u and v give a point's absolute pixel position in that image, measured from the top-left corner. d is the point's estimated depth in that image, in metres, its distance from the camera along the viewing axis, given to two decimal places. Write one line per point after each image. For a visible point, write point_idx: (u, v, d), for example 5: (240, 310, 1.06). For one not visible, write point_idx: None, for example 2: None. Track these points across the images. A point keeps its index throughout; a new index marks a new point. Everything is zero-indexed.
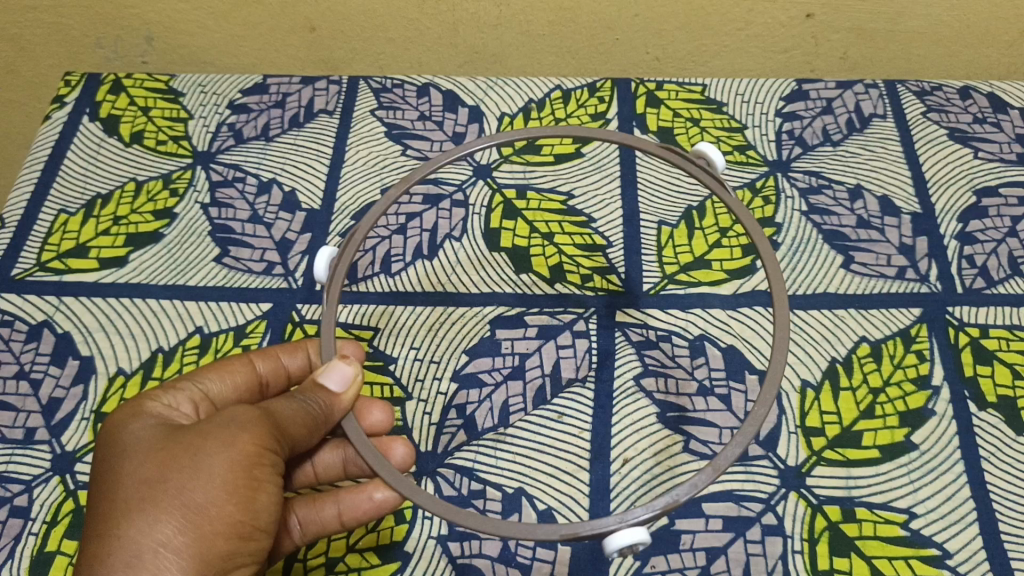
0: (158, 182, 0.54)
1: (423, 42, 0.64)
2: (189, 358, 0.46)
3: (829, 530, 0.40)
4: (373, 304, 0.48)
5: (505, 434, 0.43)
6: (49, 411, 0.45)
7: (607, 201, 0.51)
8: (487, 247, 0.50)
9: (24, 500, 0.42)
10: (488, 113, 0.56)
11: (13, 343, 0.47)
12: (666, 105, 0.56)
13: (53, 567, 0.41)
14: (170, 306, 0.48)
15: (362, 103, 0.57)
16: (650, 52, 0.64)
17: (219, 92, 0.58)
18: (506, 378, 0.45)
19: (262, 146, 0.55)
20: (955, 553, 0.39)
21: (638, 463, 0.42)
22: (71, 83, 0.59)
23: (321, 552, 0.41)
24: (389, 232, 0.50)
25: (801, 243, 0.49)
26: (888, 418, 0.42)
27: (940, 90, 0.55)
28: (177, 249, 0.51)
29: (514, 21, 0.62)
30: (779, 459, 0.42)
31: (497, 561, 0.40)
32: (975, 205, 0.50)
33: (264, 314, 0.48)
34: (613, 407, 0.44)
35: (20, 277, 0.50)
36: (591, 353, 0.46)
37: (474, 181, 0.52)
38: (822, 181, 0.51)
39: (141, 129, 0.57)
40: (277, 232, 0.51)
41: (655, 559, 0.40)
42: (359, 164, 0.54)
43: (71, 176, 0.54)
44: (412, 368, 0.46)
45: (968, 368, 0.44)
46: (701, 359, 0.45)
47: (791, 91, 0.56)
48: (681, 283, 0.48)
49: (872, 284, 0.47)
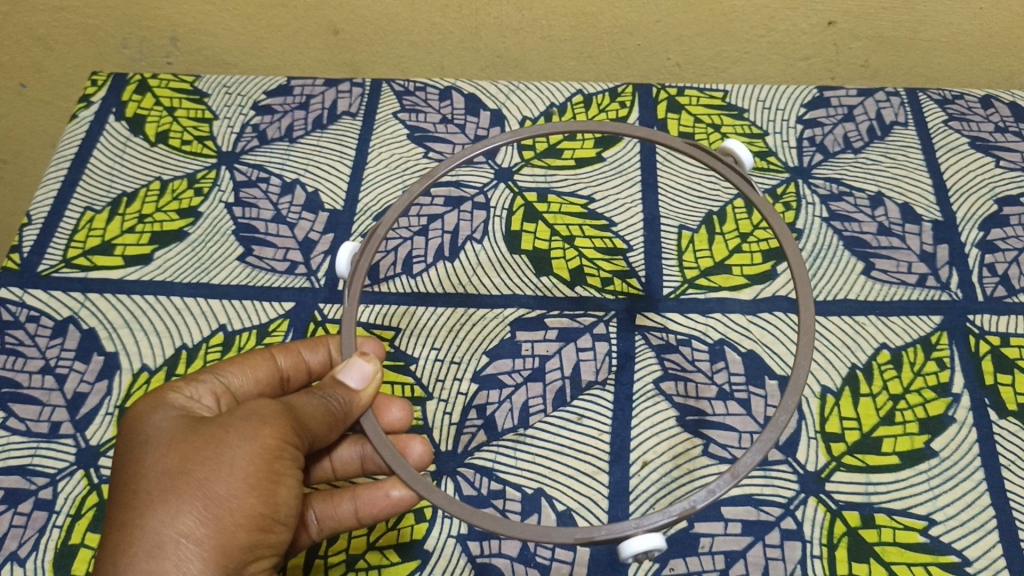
0: (182, 182, 0.54)
1: (445, 45, 0.65)
2: (212, 356, 0.47)
3: (848, 535, 0.40)
4: (394, 304, 0.48)
5: (525, 435, 0.44)
6: (74, 406, 0.46)
7: (627, 205, 0.52)
8: (508, 249, 0.50)
9: (49, 493, 0.43)
10: (510, 117, 0.57)
11: (38, 338, 0.48)
12: (687, 111, 0.56)
13: (77, 559, 0.41)
14: (193, 304, 0.49)
15: (384, 105, 0.58)
16: (670, 58, 0.65)
17: (243, 93, 0.59)
18: (526, 379, 0.45)
19: (286, 147, 0.56)
20: (975, 560, 0.39)
21: (658, 466, 0.43)
22: (98, 82, 0.60)
23: (342, 550, 0.41)
24: (411, 233, 0.51)
25: (822, 249, 0.49)
26: (908, 424, 0.43)
27: (962, 99, 0.55)
28: (201, 247, 0.51)
29: (536, 26, 0.62)
30: (799, 465, 0.42)
31: (516, 561, 0.40)
32: (996, 214, 0.50)
33: (286, 312, 0.49)
34: (633, 410, 0.44)
35: (46, 273, 0.51)
36: (611, 356, 0.46)
37: (496, 184, 0.53)
38: (844, 189, 0.51)
39: (166, 128, 0.57)
40: (299, 232, 0.52)
41: (674, 561, 0.40)
42: (381, 166, 0.55)
43: (97, 174, 0.55)
44: (433, 368, 0.46)
45: (988, 376, 0.44)
46: (721, 364, 0.45)
47: (813, 98, 0.56)
48: (702, 288, 0.48)
49: (893, 291, 0.47)
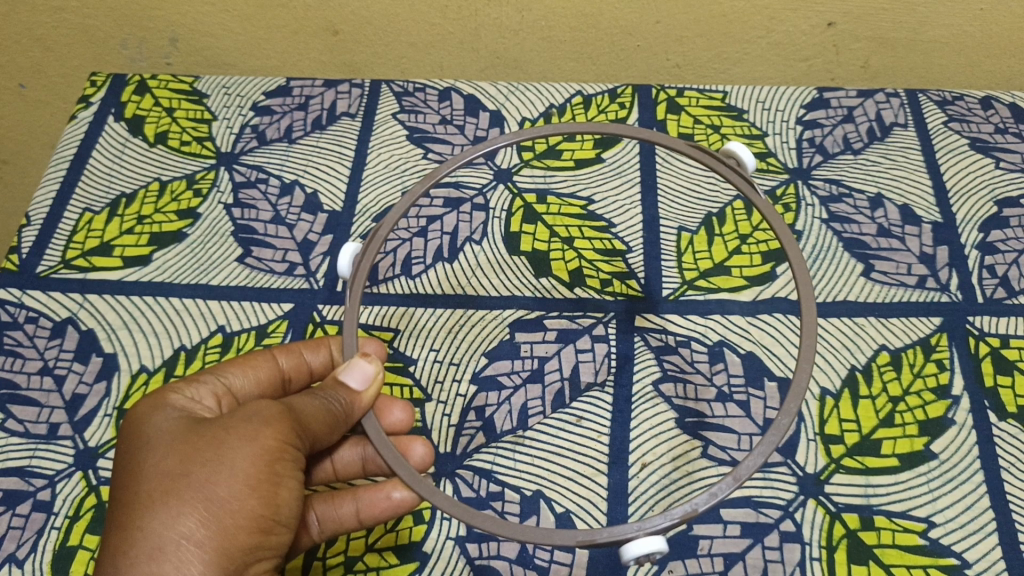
0: (181, 183, 0.54)
1: (444, 46, 0.65)
2: (211, 357, 0.47)
3: (847, 537, 0.40)
4: (393, 305, 0.48)
5: (524, 437, 0.44)
6: (72, 408, 0.46)
7: (626, 206, 0.52)
8: (507, 251, 0.50)
9: (47, 495, 0.43)
10: (509, 118, 0.57)
11: (37, 340, 0.48)
12: (687, 112, 0.56)
13: (76, 561, 0.41)
14: (192, 305, 0.49)
15: (384, 106, 0.58)
16: (670, 59, 0.64)
17: (242, 93, 0.59)
18: (525, 381, 0.45)
19: (285, 148, 0.56)
20: (974, 562, 0.39)
21: (657, 468, 0.43)
22: (97, 83, 0.60)
23: (341, 551, 0.41)
24: (410, 234, 0.51)
25: (821, 251, 0.49)
26: (908, 426, 0.42)
27: (962, 100, 0.55)
28: (201, 248, 0.51)
29: (536, 27, 0.62)
30: (798, 466, 0.42)
31: (515, 563, 0.40)
32: (996, 215, 0.50)
33: (285, 314, 0.49)
34: (632, 412, 0.44)
35: (45, 274, 0.50)
36: (610, 358, 0.46)
37: (495, 185, 0.53)
38: (843, 190, 0.51)
39: (165, 129, 0.57)
40: (299, 233, 0.52)
41: (673, 564, 0.40)
42: (380, 167, 0.54)
43: (96, 175, 0.55)
44: (432, 369, 0.46)
45: (988, 378, 0.44)
46: (720, 365, 0.45)
47: (812, 99, 0.56)
48: (701, 289, 0.48)
49: (893, 293, 0.47)
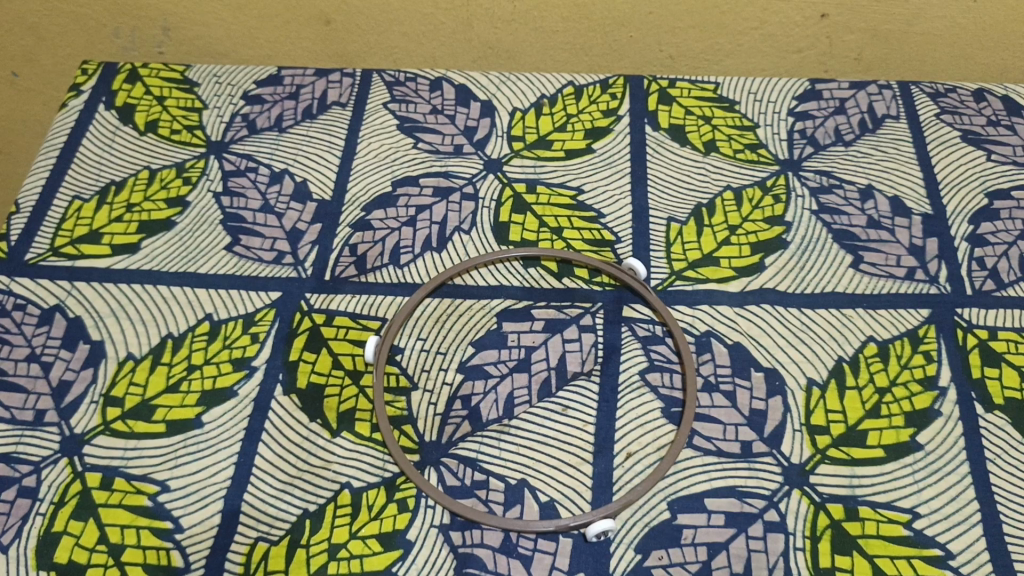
0: (171, 170, 0.54)
1: (437, 37, 0.65)
2: (198, 344, 0.47)
3: (831, 528, 0.40)
4: (381, 295, 0.48)
5: (510, 425, 0.43)
6: (59, 395, 0.45)
7: (616, 196, 0.51)
8: (496, 240, 0.50)
9: (32, 481, 0.43)
10: (500, 108, 0.56)
11: (25, 326, 0.48)
12: (678, 103, 0.56)
13: (59, 548, 0.41)
14: (180, 293, 0.49)
15: (374, 96, 0.57)
16: (664, 50, 0.64)
17: (233, 82, 0.59)
18: (511, 370, 0.45)
19: (275, 137, 0.56)
20: (957, 553, 0.39)
21: (642, 457, 0.42)
22: (88, 71, 0.60)
23: (324, 539, 0.41)
24: (399, 223, 0.51)
25: (810, 242, 0.49)
26: (894, 418, 0.42)
27: (954, 92, 0.55)
28: (189, 236, 0.51)
29: (529, 17, 0.62)
30: (783, 457, 0.42)
31: (497, 551, 0.40)
32: (986, 208, 0.50)
33: (273, 302, 0.48)
34: (618, 401, 0.44)
35: (33, 261, 0.50)
36: (597, 348, 0.46)
37: (485, 174, 0.53)
38: (833, 181, 0.51)
39: (156, 118, 0.57)
40: (288, 222, 0.51)
41: (657, 551, 0.40)
42: (370, 156, 0.54)
43: (85, 163, 0.55)
44: (419, 359, 0.46)
45: (976, 369, 0.44)
46: (707, 356, 0.45)
47: (804, 90, 0.56)
48: (690, 279, 0.48)
49: (881, 284, 0.47)
